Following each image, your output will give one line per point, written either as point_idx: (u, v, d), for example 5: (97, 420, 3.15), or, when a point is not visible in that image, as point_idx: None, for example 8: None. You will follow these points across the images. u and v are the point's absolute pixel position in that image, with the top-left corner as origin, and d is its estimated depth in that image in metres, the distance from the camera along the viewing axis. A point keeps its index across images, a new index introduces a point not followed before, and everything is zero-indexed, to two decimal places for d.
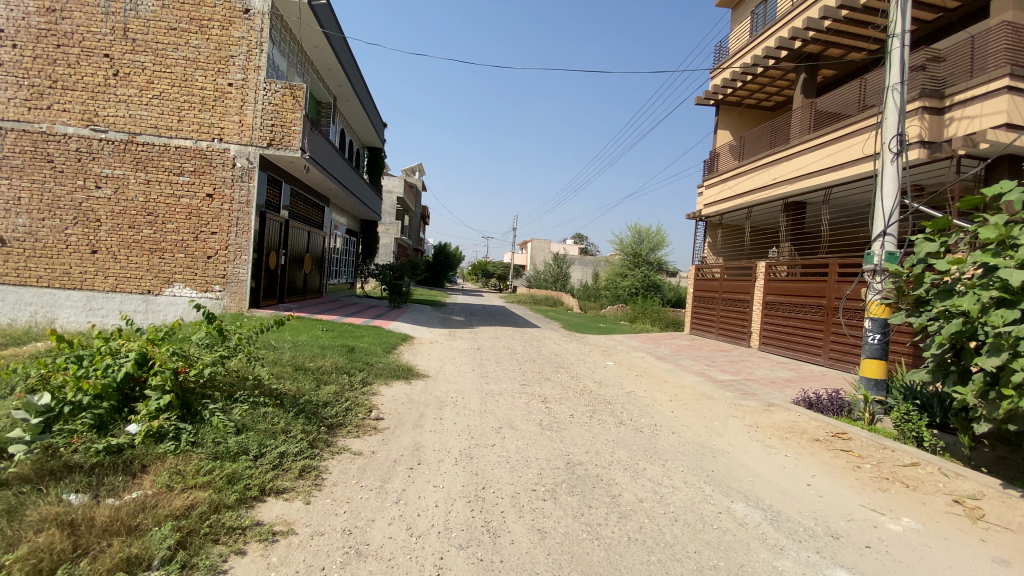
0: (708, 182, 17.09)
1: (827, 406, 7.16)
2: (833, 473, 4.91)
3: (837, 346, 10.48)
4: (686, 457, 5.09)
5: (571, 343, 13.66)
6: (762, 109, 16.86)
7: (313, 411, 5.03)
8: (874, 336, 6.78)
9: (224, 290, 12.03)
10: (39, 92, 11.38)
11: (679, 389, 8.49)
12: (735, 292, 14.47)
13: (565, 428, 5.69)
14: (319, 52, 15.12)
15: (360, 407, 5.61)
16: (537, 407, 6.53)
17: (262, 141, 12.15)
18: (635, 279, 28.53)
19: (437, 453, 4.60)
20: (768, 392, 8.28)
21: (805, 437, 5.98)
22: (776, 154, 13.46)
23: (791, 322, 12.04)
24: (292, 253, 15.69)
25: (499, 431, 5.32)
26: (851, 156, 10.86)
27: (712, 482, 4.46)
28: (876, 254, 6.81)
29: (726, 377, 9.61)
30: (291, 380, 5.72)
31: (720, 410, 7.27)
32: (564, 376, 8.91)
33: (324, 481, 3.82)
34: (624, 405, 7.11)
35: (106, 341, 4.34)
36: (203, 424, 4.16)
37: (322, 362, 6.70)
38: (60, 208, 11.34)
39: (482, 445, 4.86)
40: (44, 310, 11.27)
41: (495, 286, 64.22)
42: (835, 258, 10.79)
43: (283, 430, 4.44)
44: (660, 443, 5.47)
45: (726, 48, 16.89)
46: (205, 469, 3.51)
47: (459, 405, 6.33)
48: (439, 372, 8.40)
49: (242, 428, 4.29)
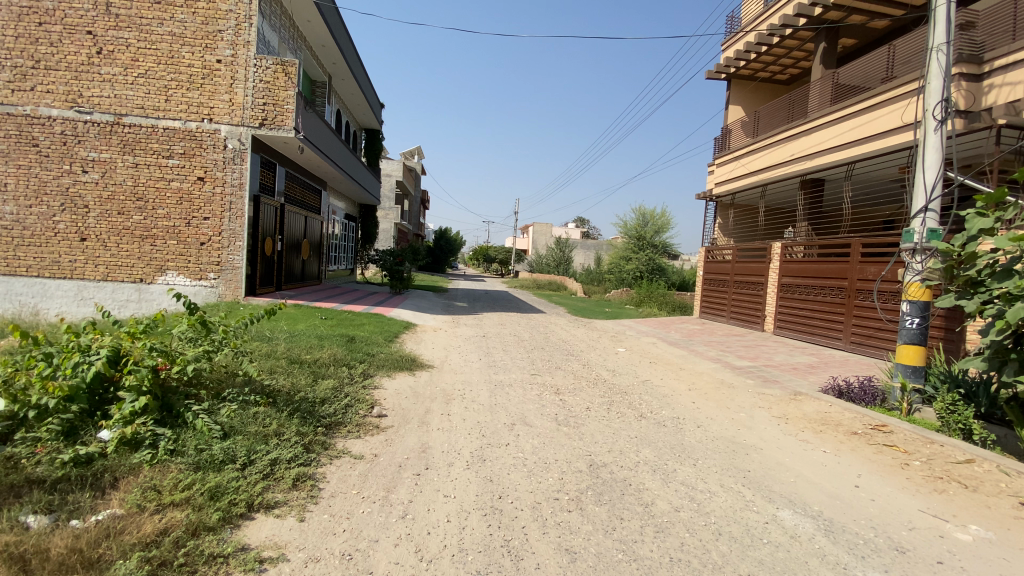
0: (719, 160, 16.46)
1: (858, 396, 6.75)
2: (881, 473, 4.63)
3: (858, 330, 10.05)
4: (718, 455, 4.67)
5: (579, 329, 13.21)
6: (776, 83, 16.16)
7: (310, 410, 4.59)
8: (911, 320, 6.41)
9: (220, 278, 11.56)
10: (21, 73, 10.77)
11: (697, 377, 8.08)
12: (748, 274, 14.00)
13: (582, 423, 5.25)
14: (312, 26, 14.40)
15: (361, 404, 5.17)
16: (550, 399, 6.09)
17: (254, 121, 11.56)
18: (639, 262, 28.05)
19: (446, 455, 4.17)
20: (791, 380, 7.88)
21: (841, 430, 5.65)
22: (794, 129, 12.86)
23: (808, 305, 11.59)
24: (289, 239, 15.19)
25: (513, 428, 4.90)
26: (875, 128, 10.31)
27: (751, 485, 4.07)
28: (916, 232, 6.38)
29: (744, 363, 9.17)
30: (287, 375, 5.29)
31: (744, 400, 6.85)
32: (575, 364, 8.49)
33: (321, 493, 3.39)
34: (642, 396, 6.67)
35: (76, 336, 3.88)
36: (188, 429, 3.71)
37: (319, 354, 6.24)
38: (47, 194, 10.81)
39: (494, 446, 4.43)
40: (33, 301, 10.82)
41: (497, 271, 64.11)
42: (857, 237, 10.28)
43: (279, 434, 4.02)
44: (686, 439, 5.04)
45: (738, 18, 16.11)
46: (185, 483, 3.06)
47: (467, 399, 5.88)
48: (445, 362, 7.94)
49: (230, 432, 3.87)
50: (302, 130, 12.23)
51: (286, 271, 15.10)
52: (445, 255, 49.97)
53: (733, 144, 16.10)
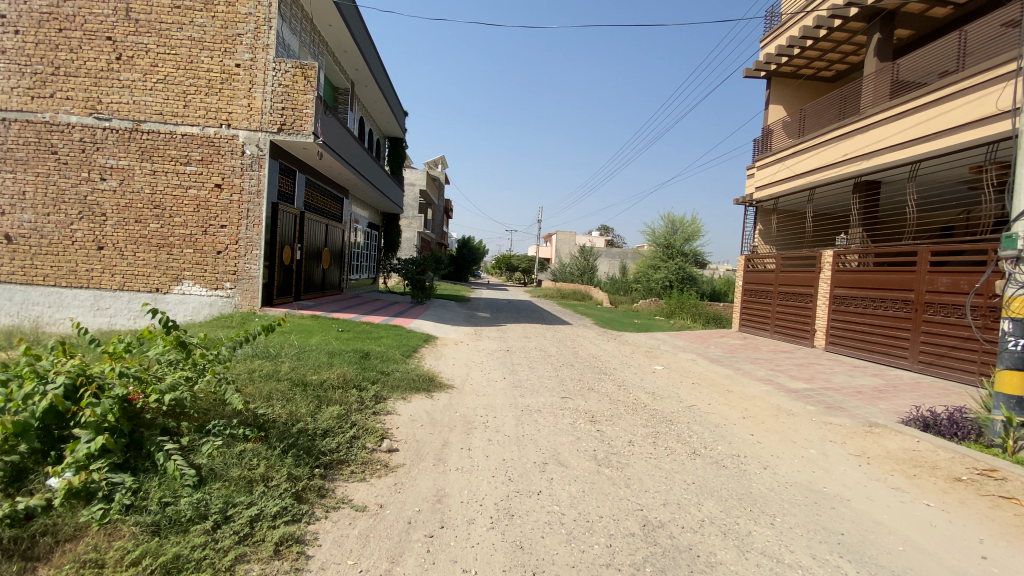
0: (760, 163, 15.47)
1: (948, 429, 5.76)
2: (1009, 537, 3.68)
3: (929, 349, 8.99)
4: (798, 511, 3.82)
5: (609, 343, 12.29)
6: (820, 81, 15.13)
7: (307, 446, 3.89)
8: (1014, 341, 5.39)
9: (236, 287, 11.15)
10: (40, 80, 10.64)
11: (748, 402, 7.15)
12: (794, 284, 12.94)
13: (627, 464, 4.42)
14: (333, 30, 14.06)
15: (369, 436, 4.49)
16: (585, 430, 5.28)
17: (272, 126, 11.19)
18: (668, 271, 26.98)
19: (466, 508, 3.42)
20: (860, 407, 6.89)
21: (940, 475, 4.72)
22: (846, 127, 11.82)
23: (867, 319, 10.46)
24: (309, 248, 14.75)
25: (545, 470, 4.12)
26: (947, 123, 9.25)
27: (850, 558, 3.21)
28: (1020, 237, 5.36)
29: (800, 386, 8.15)
30: (286, 400, 4.62)
31: (809, 431, 5.94)
32: (608, 385, 7.66)
33: (308, 565, 2.68)
34: (691, 426, 5.79)
35: (36, 358, 3.31)
36: (157, 476, 3.10)
37: (326, 375, 5.56)
38: (65, 202, 10.61)
39: (523, 495, 3.65)
40: (50, 311, 10.61)
41: (521, 281, 63.50)
42: (926, 244, 9.21)
43: (268, 478, 3.36)
44: (755, 487, 4.18)
45: (779, 14, 15.20)
46: (133, 556, 2.46)
47: (490, 429, 5.12)
48: (466, 381, 7.22)
49: (208, 477, 3.24)
50: (321, 135, 11.80)
51: (305, 280, 14.66)
52: (468, 264, 49.62)
53: (775, 146, 15.11)
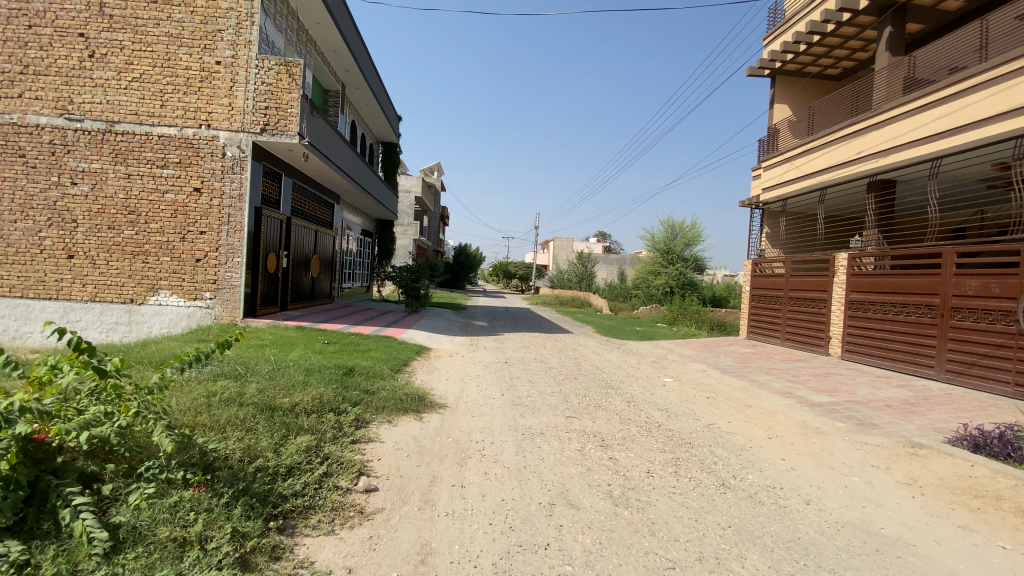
0: (767, 163, 14.92)
1: (1000, 449, 5.10)
2: None
3: (957, 358, 8.38)
4: (860, 564, 3.14)
5: (613, 353, 11.62)
6: (826, 79, 14.67)
7: (263, 492, 3.20)
8: None
9: (216, 298, 10.45)
10: (8, 79, 10.01)
11: (772, 419, 6.48)
12: (806, 289, 12.32)
13: (648, 503, 3.74)
14: (321, 29, 13.50)
15: (344, 472, 3.82)
16: (596, 458, 4.61)
17: (255, 126, 10.55)
18: (669, 276, 26.46)
19: (457, 572, 2.73)
20: (895, 424, 6.24)
21: (1006, 507, 4.07)
22: (860, 124, 11.24)
23: (887, 325, 9.83)
24: (296, 255, 14.09)
25: (552, 514, 3.43)
26: (970, 116, 8.66)
27: None
28: None
29: (823, 400, 7.50)
30: (245, 431, 3.90)
31: (846, 454, 5.28)
32: (617, 401, 6.98)
33: None
34: (713, 450, 5.14)
35: None
36: (55, 545, 2.45)
37: (299, 397, 4.85)
38: (33, 208, 9.93)
39: (527, 552, 2.97)
40: (16, 324, 9.90)
41: (517, 287, 63.02)
42: (951, 244, 8.61)
43: (205, 539, 2.67)
44: (802, 531, 3.50)
45: (782, 11, 14.73)
46: None
47: (487, 459, 4.44)
48: (460, 399, 6.55)
49: (126, 541, 2.57)
50: (307, 136, 11.20)
51: (292, 289, 13.95)
52: (466, 271, 49.04)
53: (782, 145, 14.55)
